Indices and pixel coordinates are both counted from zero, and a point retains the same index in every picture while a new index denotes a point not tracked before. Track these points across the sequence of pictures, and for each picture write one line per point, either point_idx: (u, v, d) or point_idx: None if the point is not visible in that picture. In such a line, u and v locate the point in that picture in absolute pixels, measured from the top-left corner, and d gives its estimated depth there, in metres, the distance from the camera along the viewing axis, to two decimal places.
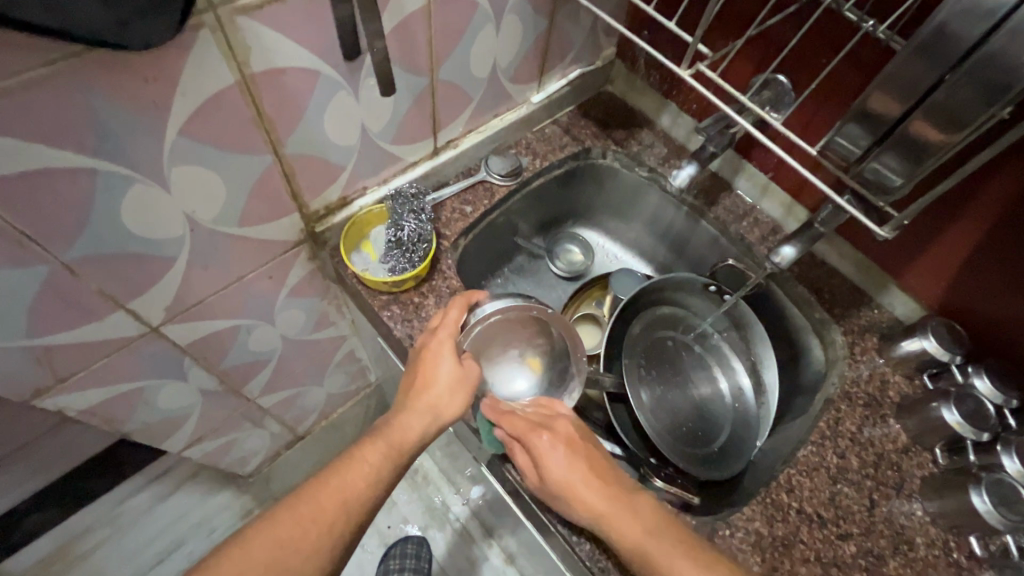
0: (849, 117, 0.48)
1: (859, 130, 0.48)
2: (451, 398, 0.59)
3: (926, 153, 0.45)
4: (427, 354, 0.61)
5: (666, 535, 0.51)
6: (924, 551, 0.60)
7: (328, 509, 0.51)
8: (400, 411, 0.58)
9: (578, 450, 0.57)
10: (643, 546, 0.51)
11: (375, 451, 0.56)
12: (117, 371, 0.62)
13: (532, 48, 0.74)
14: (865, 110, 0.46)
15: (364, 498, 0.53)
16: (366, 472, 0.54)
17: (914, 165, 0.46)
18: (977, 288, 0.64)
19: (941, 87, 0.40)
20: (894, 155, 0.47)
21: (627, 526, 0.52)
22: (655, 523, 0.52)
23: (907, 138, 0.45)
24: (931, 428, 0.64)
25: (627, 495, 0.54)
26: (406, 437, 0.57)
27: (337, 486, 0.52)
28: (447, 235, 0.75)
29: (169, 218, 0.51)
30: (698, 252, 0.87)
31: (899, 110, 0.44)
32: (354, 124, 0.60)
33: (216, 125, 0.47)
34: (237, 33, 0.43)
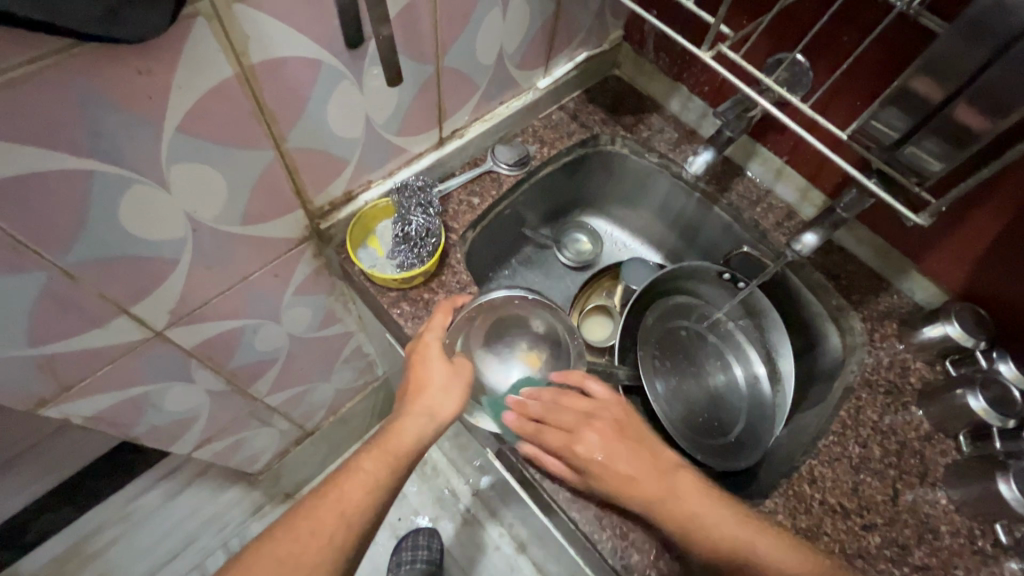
0: (885, 101, 0.46)
1: (897, 115, 0.46)
2: (446, 395, 0.58)
3: (970, 136, 0.43)
4: (417, 358, 0.60)
5: (719, 511, 0.53)
6: (949, 540, 0.59)
7: (327, 524, 0.51)
8: (398, 416, 0.58)
9: (625, 439, 0.57)
10: (695, 525, 0.52)
11: (372, 459, 0.55)
12: (123, 376, 0.60)
13: (539, 32, 0.71)
14: (907, 90, 0.44)
15: (365, 506, 0.52)
16: (366, 480, 0.53)
17: (957, 151, 0.44)
18: (1003, 272, 0.63)
19: (993, 65, 0.38)
20: (935, 140, 0.45)
21: (680, 507, 0.53)
22: (704, 500, 0.54)
23: (949, 123, 0.43)
24: (954, 415, 0.63)
25: (673, 476, 0.55)
26: (400, 441, 0.56)
27: (336, 496, 0.52)
28: (455, 228, 0.73)
29: (170, 219, 0.49)
30: (710, 239, 0.85)
31: (944, 90, 0.42)
32: (358, 115, 0.57)
33: (216, 121, 0.45)
34: (234, 21, 0.41)
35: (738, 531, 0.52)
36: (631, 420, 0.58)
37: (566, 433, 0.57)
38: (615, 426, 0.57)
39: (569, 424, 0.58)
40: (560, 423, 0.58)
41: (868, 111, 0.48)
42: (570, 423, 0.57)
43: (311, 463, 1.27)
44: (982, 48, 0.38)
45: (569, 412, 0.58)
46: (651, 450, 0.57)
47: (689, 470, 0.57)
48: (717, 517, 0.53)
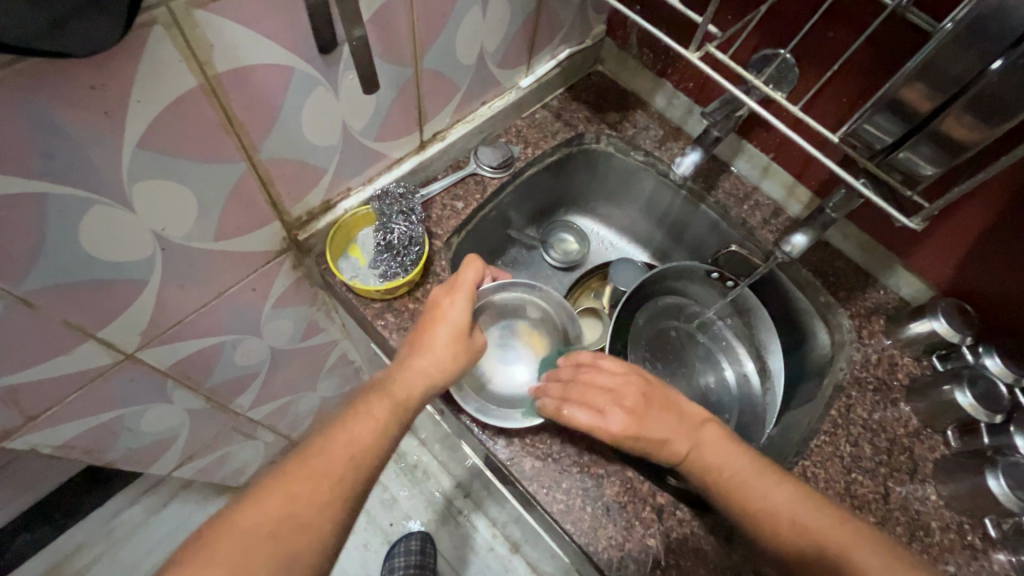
0: (879, 106, 0.45)
1: (891, 120, 0.45)
2: (452, 357, 0.57)
3: (964, 143, 0.43)
4: (430, 316, 0.58)
5: (743, 462, 0.53)
6: (940, 535, 0.60)
7: (338, 466, 0.48)
8: (399, 367, 0.56)
9: (649, 405, 0.57)
10: (720, 476, 0.53)
11: (379, 406, 0.53)
12: (94, 401, 0.57)
13: (520, 30, 0.69)
14: (898, 99, 0.43)
15: (375, 449, 0.50)
16: (376, 425, 0.51)
17: (950, 157, 0.44)
18: (988, 268, 0.63)
19: (992, 71, 0.37)
20: (931, 146, 0.44)
21: (703, 462, 0.54)
22: (726, 452, 0.54)
23: (944, 130, 0.42)
24: (942, 411, 0.63)
25: (698, 430, 0.56)
26: (408, 394, 0.54)
27: (346, 439, 0.50)
28: (439, 234, 0.71)
29: (136, 239, 0.46)
30: (696, 237, 0.84)
31: (940, 98, 0.41)
32: (334, 123, 0.55)
33: (181, 136, 0.43)
34: (196, 31, 0.38)
35: (754, 480, 0.51)
36: (652, 384, 0.58)
37: (593, 414, 0.56)
38: (638, 398, 0.57)
39: (601, 399, 0.57)
40: (590, 399, 0.57)
41: (859, 115, 0.47)
42: (598, 402, 0.56)
43: None
44: (983, 54, 0.37)
45: (594, 392, 0.57)
46: (678, 407, 0.57)
47: (715, 423, 0.57)
48: (739, 468, 0.53)
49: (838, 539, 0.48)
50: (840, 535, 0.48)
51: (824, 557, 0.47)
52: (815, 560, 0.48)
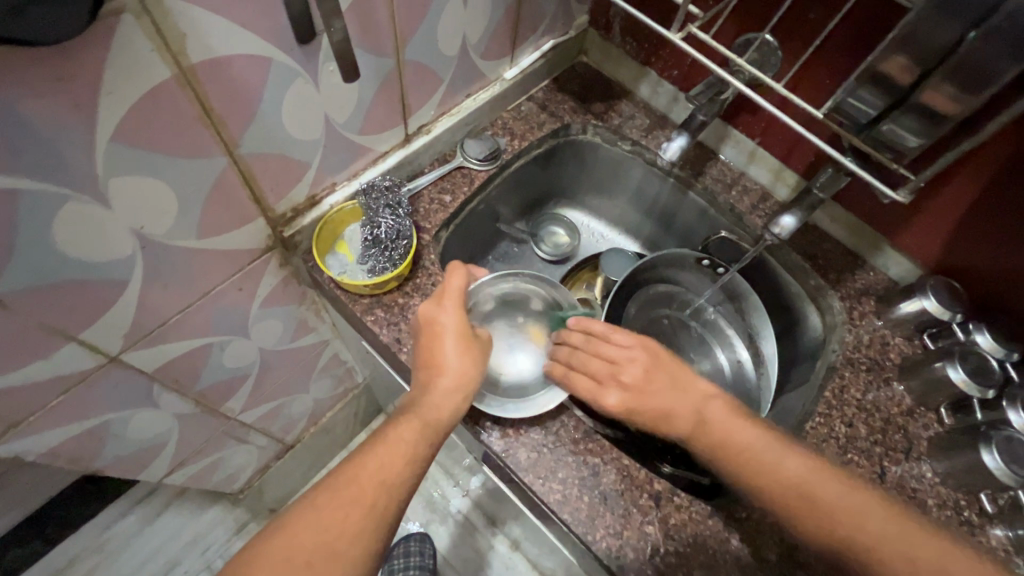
0: (862, 78, 0.45)
1: (873, 92, 0.45)
2: (470, 367, 0.58)
3: (945, 112, 0.43)
4: (433, 331, 0.58)
5: (751, 438, 0.52)
6: (936, 513, 0.60)
7: (369, 493, 0.50)
8: (425, 391, 0.56)
9: (653, 372, 0.57)
10: (734, 452, 0.52)
11: (410, 429, 0.54)
12: (79, 406, 0.56)
13: (502, 21, 0.68)
14: (878, 70, 0.43)
15: (405, 475, 0.52)
16: (405, 450, 0.53)
17: (932, 127, 0.44)
18: (975, 244, 0.63)
19: (969, 39, 0.37)
20: (914, 117, 0.44)
21: (711, 438, 0.53)
22: (736, 424, 0.53)
23: (925, 101, 0.42)
24: (935, 388, 0.63)
25: (705, 406, 0.55)
26: (437, 415, 0.55)
27: (377, 466, 0.51)
28: (428, 228, 0.70)
29: (115, 237, 0.45)
30: (686, 225, 0.84)
31: (918, 68, 0.41)
32: (317, 116, 0.54)
33: (157, 129, 0.42)
34: (168, 18, 0.37)
35: (766, 454, 0.51)
36: (658, 351, 0.59)
37: (594, 382, 0.58)
38: (646, 364, 0.57)
39: (600, 364, 0.59)
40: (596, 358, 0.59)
41: (841, 89, 0.47)
42: (599, 371, 0.58)
43: (294, 476, 1.23)
44: (960, 22, 0.37)
45: (596, 361, 0.59)
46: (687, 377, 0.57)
47: (721, 398, 0.56)
48: (750, 442, 0.52)
49: (870, 527, 0.46)
50: (873, 515, 0.47)
51: (846, 539, 0.47)
52: (836, 547, 0.47)
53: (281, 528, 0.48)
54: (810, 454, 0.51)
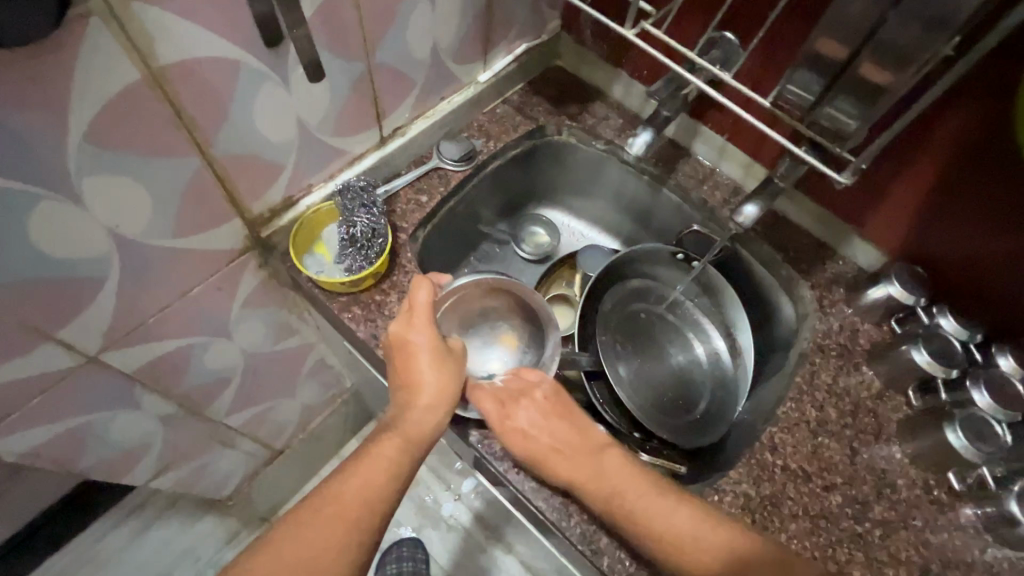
0: (798, 64, 0.47)
1: (809, 77, 0.47)
2: (449, 380, 0.58)
3: (877, 92, 0.44)
4: (406, 350, 0.59)
5: (637, 487, 0.53)
6: (906, 492, 0.61)
7: (352, 508, 0.51)
8: (405, 409, 0.57)
9: (554, 416, 0.58)
10: (620, 500, 0.53)
11: (390, 444, 0.55)
12: (60, 406, 0.57)
13: (472, 25, 0.70)
14: (814, 54, 0.45)
15: (387, 490, 0.53)
16: (387, 466, 0.54)
17: (869, 107, 0.45)
18: (935, 230, 0.65)
19: (886, 22, 0.40)
20: (848, 97, 0.45)
21: (597, 487, 0.54)
22: (628, 476, 0.54)
23: (858, 79, 0.44)
24: (903, 371, 0.65)
25: (601, 456, 0.55)
26: (419, 430, 0.56)
27: (360, 481, 0.52)
28: (405, 228, 0.72)
29: (91, 235, 0.46)
30: (662, 221, 0.86)
31: (846, 52, 0.43)
32: (289, 117, 0.56)
33: (129, 129, 0.43)
34: (135, 21, 0.39)
35: (652, 508, 0.51)
36: (562, 395, 0.59)
37: (497, 405, 0.59)
38: (548, 407, 0.58)
39: (506, 393, 0.60)
40: (499, 391, 0.60)
41: (783, 77, 0.49)
42: (504, 395, 0.59)
43: (286, 483, 1.23)
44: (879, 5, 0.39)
45: (505, 387, 0.60)
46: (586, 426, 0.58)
47: (618, 449, 0.56)
48: (637, 493, 0.52)
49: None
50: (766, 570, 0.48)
51: None
52: None
53: (270, 542, 0.50)
54: (703, 504, 0.52)
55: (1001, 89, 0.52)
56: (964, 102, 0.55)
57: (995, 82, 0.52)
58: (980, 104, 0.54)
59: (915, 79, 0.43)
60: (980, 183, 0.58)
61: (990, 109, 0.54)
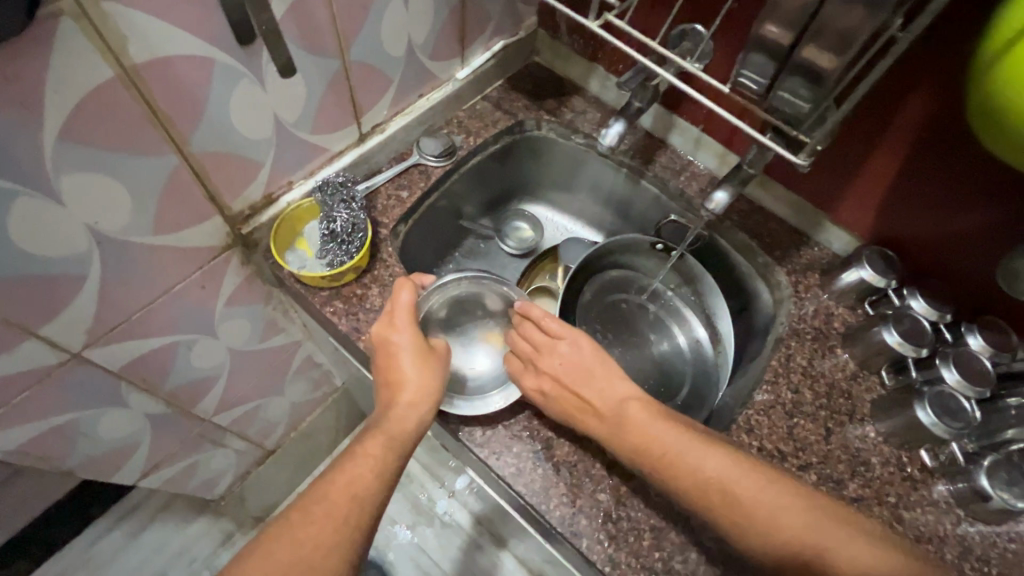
0: (750, 48, 0.48)
1: (763, 61, 0.48)
2: (431, 376, 0.60)
3: (824, 74, 0.45)
4: (388, 349, 0.61)
5: (667, 436, 0.54)
6: (880, 470, 0.62)
7: (341, 506, 0.51)
8: (388, 408, 0.58)
9: (579, 370, 0.60)
10: (650, 448, 0.54)
11: (377, 443, 0.56)
12: (44, 404, 0.58)
13: (447, 23, 0.72)
14: (762, 38, 0.46)
15: (375, 488, 0.53)
16: (374, 464, 0.54)
17: (818, 88, 0.46)
18: (903, 213, 0.66)
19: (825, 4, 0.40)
20: (798, 78, 0.46)
21: (628, 436, 0.55)
22: (657, 423, 0.55)
23: (805, 61, 0.45)
24: (876, 352, 0.66)
25: (628, 406, 0.57)
26: (401, 427, 0.57)
27: (348, 480, 0.53)
28: (385, 223, 0.73)
29: (70, 232, 0.47)
30: (641, 213, 0.87)
31: (792, 35, 0.44)
32: (266, 115, 0.57)
33: (105, 127, 0.44)
34: (107, 21, 0.40)
35: (685, 455, 0.53)
36: (588, 351, 0.62)
37: (524, 362, 0.64)
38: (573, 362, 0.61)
39: (532, 349, 0.63)
40: (527, 348, 0.64)
41: (738, 62, 0.50)
42: (530, 351, 0.63)
43: (278, 484, 1.24)
44: None
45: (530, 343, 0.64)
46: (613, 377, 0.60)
47: (642, 400, 0.58)
48: (668, 442, 0.54)
49: (791, 520, 0.49)
50: (799, 512, 0.49)
51: (775, 536, 0.49)
52: (768, 542, 0.49)
53: (263, 544, 0.50)
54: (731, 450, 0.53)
55: (957, 72, 0.54)
56: (923, 86, 0.57)
57: (953, 66, 0.54)
58: (939, 87, 0.55)
59: (864, 56, 0.43)
60: (944, 165, 0.60)
61: (948, 92, 0.55)
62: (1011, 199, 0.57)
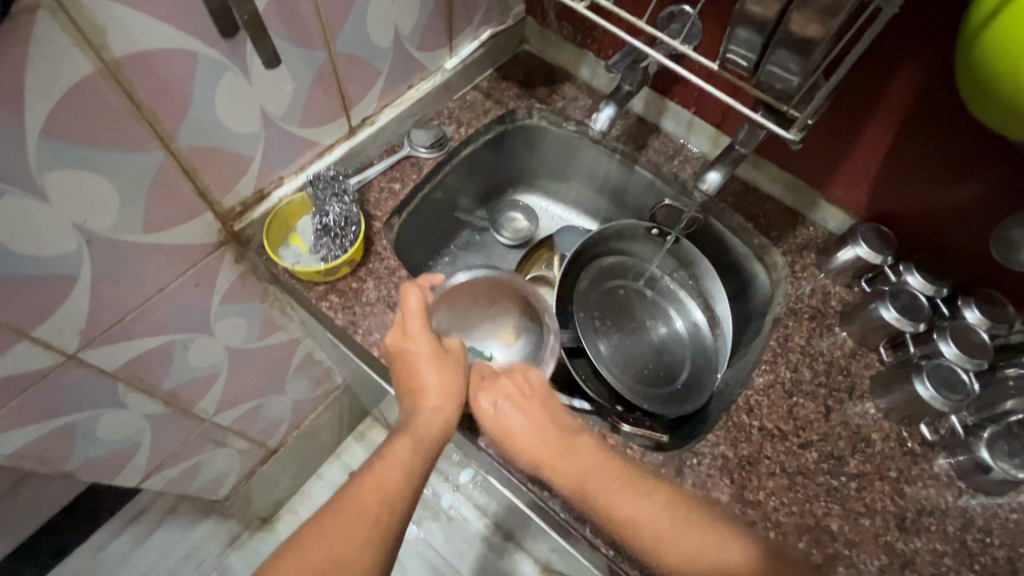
0: (736, 23, 0.48)
1: (749, 36, 0.48)
2: (451, 378, 0.60)
3: (811, 46, 0.45)
4: (406, 356, 0.60)
5: (606, 474, 0.53)
6: (881, 445, 0.62)
7: (371, 506, 0.51)
8: (412, 413, 0.58)
9: (528, 401, 0.59)
10: (586, 484, 0.53)
11: (405, 444, 0.56)
12: (42, 406, 0.58)
13: (434, 11, 0.71)
14: (747, 14, 0.46)
15: (405, 488, 0.53)
16: (403, 464, 0.55)
17: (806, 61, 0.46)
18: (898, 189, 0.66)
19: None
20: (786, 52, 0.46)
21: (566, 470, 0.54)
22: (600, 462, 0.54)
23: (792, 33, 0.44)
24: (873, 329, 0.66)
25: (574, 442, 0.56)
26: (428, 430, 0.57)
27: (378, 480, 0.53)
28: (378, 216, 0.73)
29: (59, 232, 0.47)
30: (636, 199, 0.87)
31: (778, 9, 0.44)
32: (252, 108, 0.56)
33: (88, 123, 0.44)
34: (84, 13, 0.39)
35: (622, 496, 0.51)
36: (540, 383, 0.60)
37: (480, 380, 0.62)
38: (522, 393, 0.59)
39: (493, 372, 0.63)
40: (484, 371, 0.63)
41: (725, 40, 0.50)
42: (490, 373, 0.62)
43: (283, 483, 1.24)
44: None
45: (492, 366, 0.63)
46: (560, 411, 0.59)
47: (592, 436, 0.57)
48: (605, 480, 0.52)
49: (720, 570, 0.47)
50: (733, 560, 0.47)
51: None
52: None
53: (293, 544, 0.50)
54: (675, 491, 0.52)
55: (947, 44, 0.53)
56: (913, 58, 0.56)
57: (943, 37, 0.53)
58: (931, 58, 0.55)
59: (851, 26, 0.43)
60: (938, 138, 0.59)
61: (939, 63, 0.55)
62: (1005, 169, 0.57)
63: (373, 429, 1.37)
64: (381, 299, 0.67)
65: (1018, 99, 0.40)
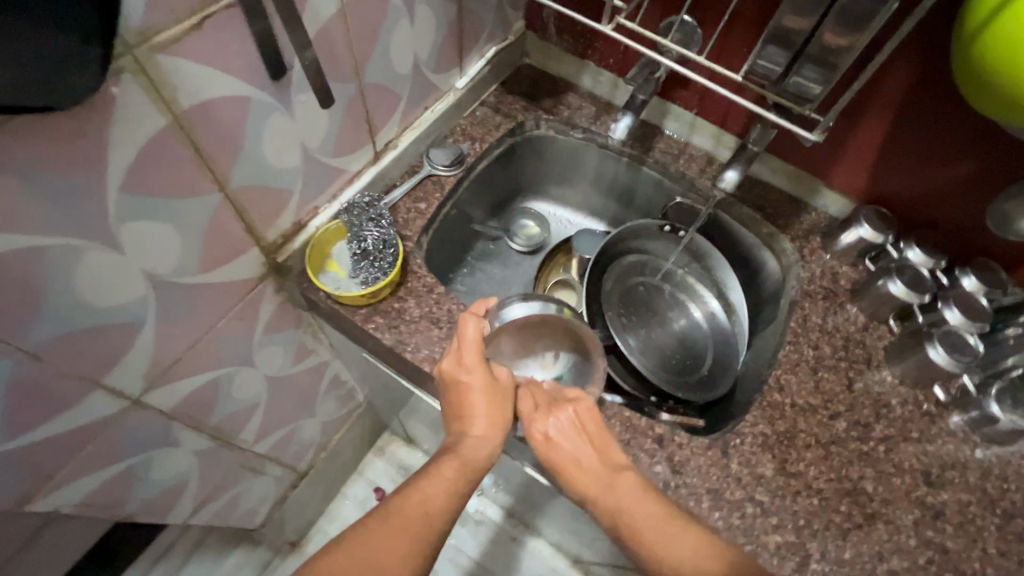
0: (768, 39, 0.54)
1: (777, 51, 0.54)
2: (500, 412, 0.61)
3: (836, 58, 0.50)
4: (458, 384, 0.61)
5: (649, 510, 0.53)
6: (900, 409, 0.68)
7: (415, 520, 0.53)
8: (462, 436, 0.60)
9: (583, 434, 0.60)
10: (626, 518, 0.54)
11: (450, 467, 0.58)
12: (107, 452, 0.58)
13: (447, 35, 0.74)
14: (782, 29, 0.52)
15: (447, 509, 0.55)
16: (447, 486, 0.56)
17: (830, 74, 0.52)
18: (894, 172, 0.72)
19: None
20: (813, 65, 0.52)
21: (608, 502, 0.55)
22: (642, 499, 0.54)
23: (820, 48, 0.51)
24: (883, 303, 0.71)
25: (618, 477, 0.56)
26: (476, 456, 0.59)
27: (421, 496, 0.55)
28: (409, 235, 0.75)
29: (131, 280, 0.48)
30: (645, 198, 0.91)
31: (810, 23, 0.50)
32: (294, 144, 0.58)
33: (156, 175, 0.45)
34: (160, 71, 0.41)
35: (657, 531, 0.52)
36: (596, 417, 0.61)
37: (532, 407, 0.62)
38: (574, 424, 0.60)
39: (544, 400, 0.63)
40: (539, 398, 0.63)
41: (754, 53, 0.56)
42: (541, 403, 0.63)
43: (311, 505, 1.24)
44: None
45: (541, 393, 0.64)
46: (610, 447, 0.59)
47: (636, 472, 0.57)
48: (645, 516, 0.53)
49: None
50: None
51: None
52: None
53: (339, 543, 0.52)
54: (710, 533, 0.52)
55: (938, 40, 0.59)
56: (904, 54, 0.62)
57: (934, 34, 0.59)
58: (922, 53, 0.60)
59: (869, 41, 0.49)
60: (931, 123, 0.65)
61: (930, 59, 0.60)
62: (987, 149, 0.64)
63: (393, 444, 1.38)
64: (424, 316, 0.70)
65: (1013, 91, 0.45)
